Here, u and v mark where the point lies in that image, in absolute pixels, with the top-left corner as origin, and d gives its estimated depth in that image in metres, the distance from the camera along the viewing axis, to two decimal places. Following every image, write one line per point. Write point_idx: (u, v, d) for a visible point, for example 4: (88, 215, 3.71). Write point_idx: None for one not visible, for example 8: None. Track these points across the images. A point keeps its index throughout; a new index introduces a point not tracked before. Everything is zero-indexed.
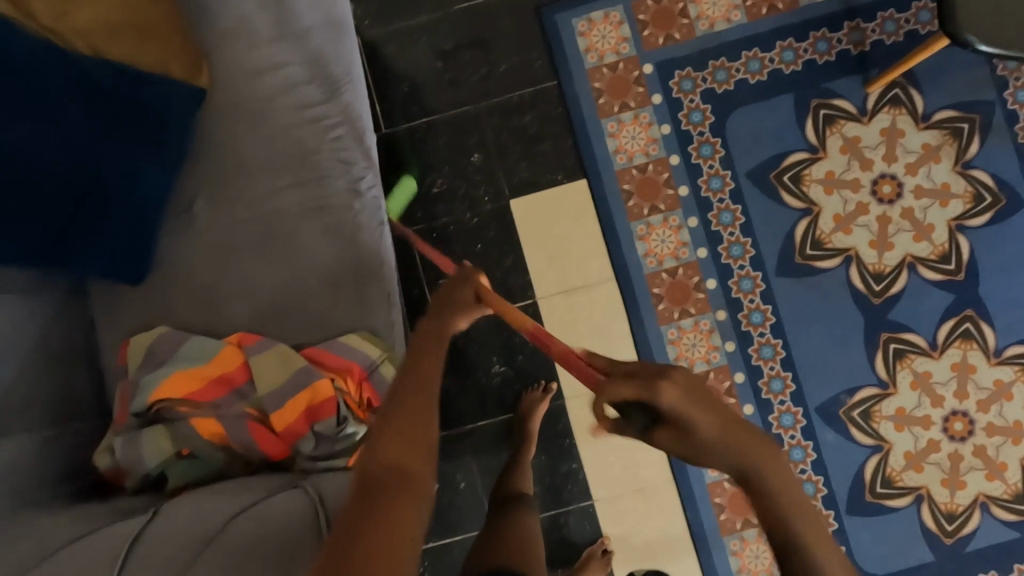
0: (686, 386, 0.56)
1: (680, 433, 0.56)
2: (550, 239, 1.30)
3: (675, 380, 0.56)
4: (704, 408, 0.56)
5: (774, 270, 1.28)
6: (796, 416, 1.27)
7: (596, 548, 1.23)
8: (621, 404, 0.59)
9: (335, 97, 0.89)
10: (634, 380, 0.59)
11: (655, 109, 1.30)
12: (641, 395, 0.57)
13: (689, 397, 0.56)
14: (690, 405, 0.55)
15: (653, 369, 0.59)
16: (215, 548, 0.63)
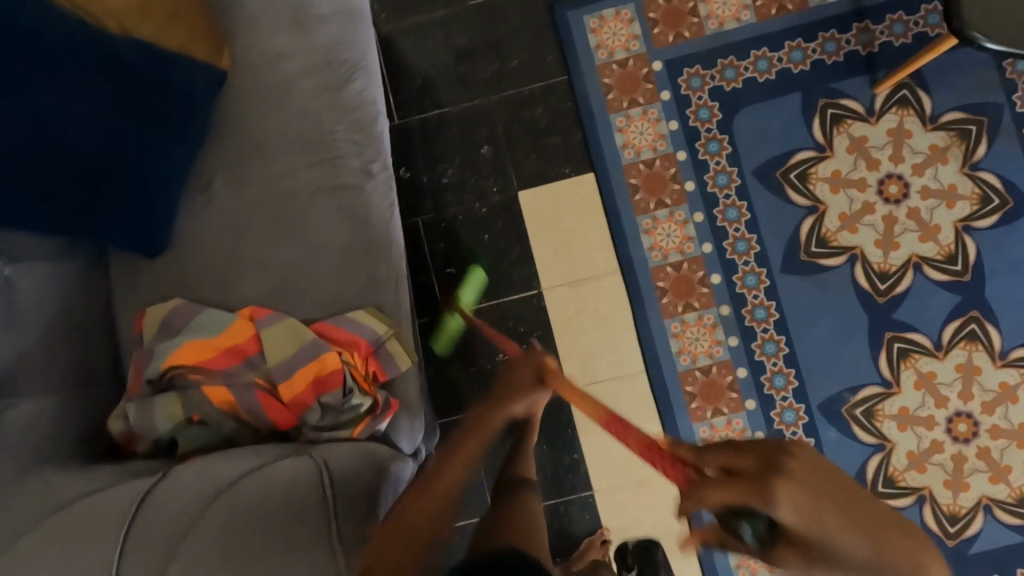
0: (809, 481, 0.43)
1: (806, 549, 0.42)
2: (556, 231, 1.32)
3: (793, 473, 0.43)
4: (839, 512, 0.42)
5: (779, 266, 1.29)
6: (798, 413, 1.27)
7: (596, 539, 1.23)
8: (722, 513, 0.44)
9: (351, 80, 0.92)
10: (740, 476, 0.44)
11: (663, 105, 1.32)
12: (753, 504, 0.43)
13: (820, 501, 0.42)
14: (819, 511, 0.42)
15: (762, 453, 0.45)
16: (225, 505, 0.65)
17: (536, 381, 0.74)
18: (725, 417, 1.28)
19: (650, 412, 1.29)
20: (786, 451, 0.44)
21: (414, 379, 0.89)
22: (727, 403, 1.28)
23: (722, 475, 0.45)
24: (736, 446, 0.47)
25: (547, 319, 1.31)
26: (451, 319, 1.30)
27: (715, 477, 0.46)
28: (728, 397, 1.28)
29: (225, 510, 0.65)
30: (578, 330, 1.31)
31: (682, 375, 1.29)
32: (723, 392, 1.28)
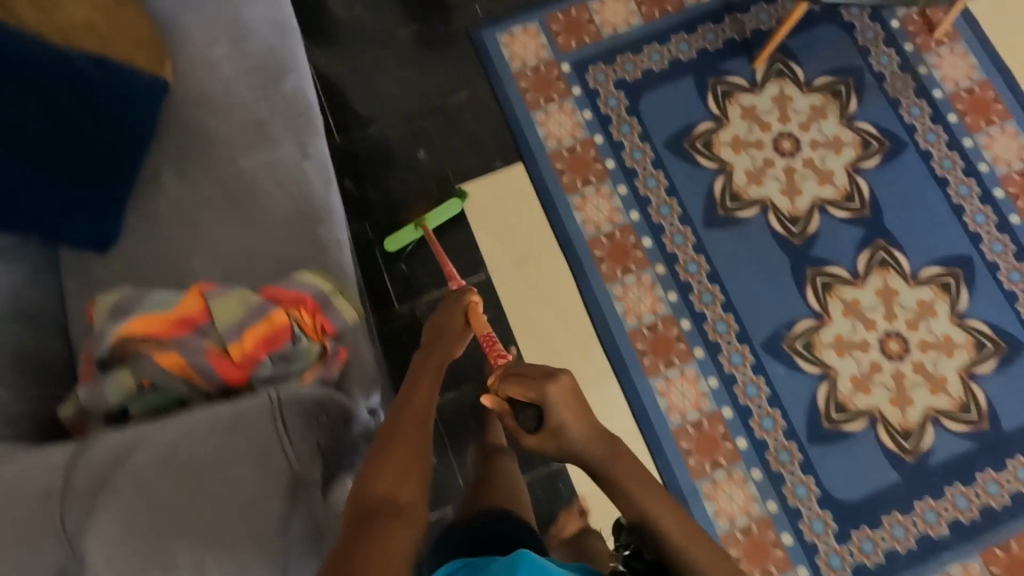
0: (564, 389, 0.67)
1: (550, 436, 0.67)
2: (494, 217, 1.42)
3: (558, 379, 0.68)
4: (575, 407, 0.67)
5: (701, 223, 1.40)
6: (744, 354, 1.34)
7: (574, 508, 1.22)
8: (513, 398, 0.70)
9: (282, 80, 1.03)
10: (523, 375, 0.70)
11: (576, 99, 1.48)
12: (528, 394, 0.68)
13: (573, 411, 0.67)
14: (567, 405, 0.67)
15: (545, 370, 0.69)
16: (154, 440, 0.67)
17: (464, 324, 0.93)
18: (678, 368, 1.34)
19: (606, 373, 1.33)
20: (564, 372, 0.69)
21: (363, 334, 0.94)
22: (677, 354, 1.34)
23: (520, 375, 0.70)
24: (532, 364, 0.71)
25: (497, 299, 1.37)
26: (409, 228, 1.37)
27: (516, 376, 0.70)
28: (677, 348, 1.34)
29: (171, 428, 0.68)
30: (527, 306, 1.37)
31: (630, 334, 1.35)
32: (672, 344, 1.35)
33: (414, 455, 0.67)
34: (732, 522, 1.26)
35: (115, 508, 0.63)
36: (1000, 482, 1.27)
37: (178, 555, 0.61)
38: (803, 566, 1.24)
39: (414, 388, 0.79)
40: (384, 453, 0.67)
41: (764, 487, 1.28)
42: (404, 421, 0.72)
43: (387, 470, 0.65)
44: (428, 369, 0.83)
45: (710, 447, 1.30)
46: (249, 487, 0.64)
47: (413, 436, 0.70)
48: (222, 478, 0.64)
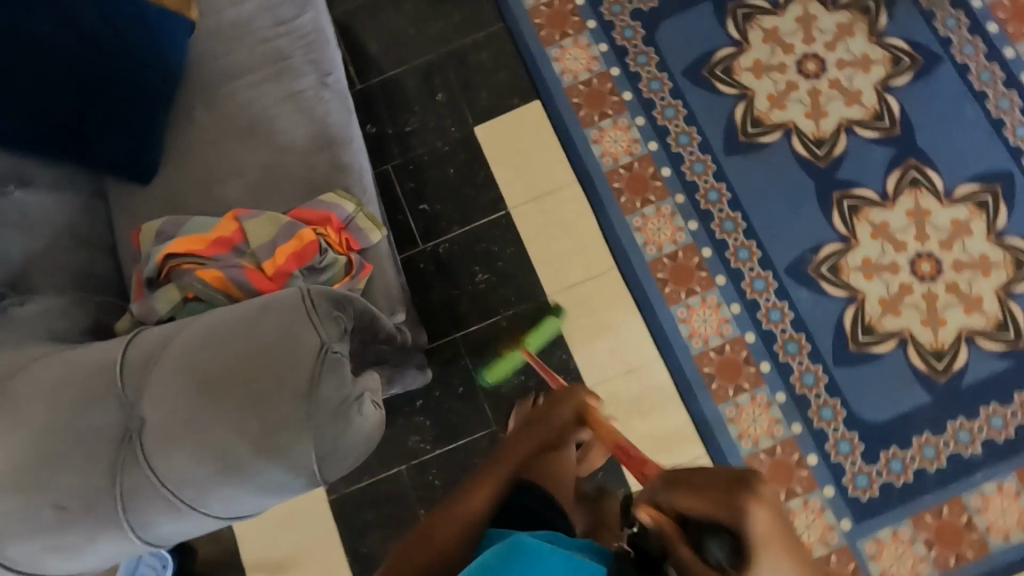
0: (771, 517, 0.50)
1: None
2: (513, 155, 1.44)
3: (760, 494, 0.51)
4: (786, 548, 0.49)
5: (721, 151, 1.38)
6: (768, 280, 1.33)
7: None
8: (694, 520, 0.54)
9: (301, 16, 1.08)
10: (709, 489, 0.54)
11: (591, 33, 1.47)
12: (726, 518, 0.51)
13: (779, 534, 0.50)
14: (780, 541, 0.49)
15: (731, 474, 0.53)
16: (196, 328, 0.75)
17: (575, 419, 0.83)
18: (699, 296, 1.34)
19: (627, 302, 1.34)
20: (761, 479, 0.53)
21: (386, 254, 0.99)
22: (699, 282, 1.34)
23: (694, 487, 0.55)
24: (705, 471, 0.56)
25: (517, 235, 1.40)
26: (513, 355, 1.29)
27: (695, 487, 0.55)
28: (698, 276, 1.34)
29: (212, 317, 0.75)
30: (548, 241, 1.39)
31: (650, 264, 1.36)
32: (693, 272, 1.35)
33: (453, 556, 0.59)
34: (756, 444, 1.27)
35: (169, 380, 0.71)
36: None
37: (222, 413, 0.69)
38: (829, 485, 1.24)
39: (470, 487, 0.67)
40: (423, 539, 0.61)
41: (790, 411, 1.28)
42: (458, 513, 0.63)
43: (423, 562, 0.59)
44: (519, 451, 0.74)
45: (734, 372, 1.30)
46: (282, 362, 0.71)
47: (463, 534, 0.61)
48: (257, 352, 0.71)
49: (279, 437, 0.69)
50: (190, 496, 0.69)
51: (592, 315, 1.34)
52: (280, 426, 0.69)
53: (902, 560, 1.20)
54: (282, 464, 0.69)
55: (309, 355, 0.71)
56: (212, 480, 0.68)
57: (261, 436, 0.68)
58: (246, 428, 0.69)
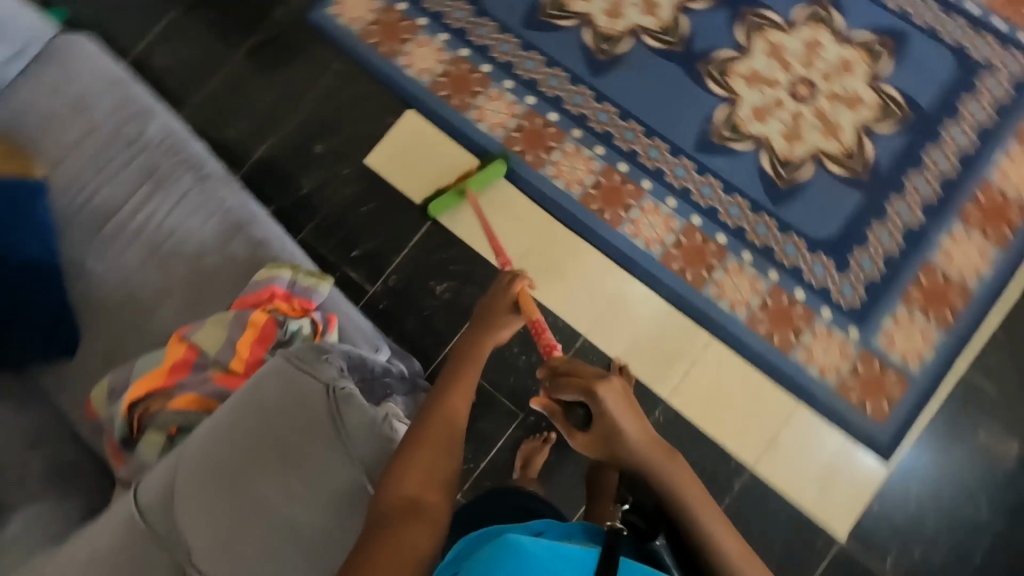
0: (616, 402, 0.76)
1: (617, 440, 0.76)
2: (412, 168, 1.45)
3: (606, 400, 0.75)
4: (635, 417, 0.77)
5: (590, 76, 1.44)
6: (685, 164, 1.40)
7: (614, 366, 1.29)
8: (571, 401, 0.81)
9: (148, 126, 1.05)
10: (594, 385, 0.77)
11: (426, 29, 1.50)
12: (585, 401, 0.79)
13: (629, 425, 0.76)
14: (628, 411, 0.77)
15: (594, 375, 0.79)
16: (196, 438, 0.77)
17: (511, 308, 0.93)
18: (637, 207, 1.39)
19: (578, 243, 1.39)
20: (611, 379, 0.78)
21: (345, 301, 0.98)
22: (630, 195, 1.39)
23: (573, 378, 0.79)
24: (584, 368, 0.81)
25: (454, 236, 1.41)
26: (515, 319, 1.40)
27: (575, 375, 0.80)
28: (627, 191, 1.39)
29: (214, 420, 0.78)
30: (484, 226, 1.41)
31: (581, 201, 1.40)
32: (621, 189, 1.40)
33: (436, 462, 0.71)
34: (749, 306, 1.34)
35: (200, 494, 0.73)
36: (945, 152, 1.36)
37: (260, 490, 0.72)
38: (825, 308, 1.32)
39: (446, 393, 0.78)
40: (410, 462, 0.70)
41: (761, 263, 1.35)
42: (430, 443, 0.72)
43: (413, 476, 0.69)
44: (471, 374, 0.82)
45: (699, 256, 1.36)
46: (301, 424, 0.75)
47: (440, 446, 0.72)
48: (268, 420, 0.75)
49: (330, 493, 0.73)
50: None
51: (555, 271, 1.38)
52: (323, 473, 0.74)
53: (912, 336, 1.30)
54: (336, 513, 0.73)
55: (323, 407, 0.76)
56: (281, 562, 0.71)
57: (308, 490, 0.73)
58: (294, 497, 0.72)
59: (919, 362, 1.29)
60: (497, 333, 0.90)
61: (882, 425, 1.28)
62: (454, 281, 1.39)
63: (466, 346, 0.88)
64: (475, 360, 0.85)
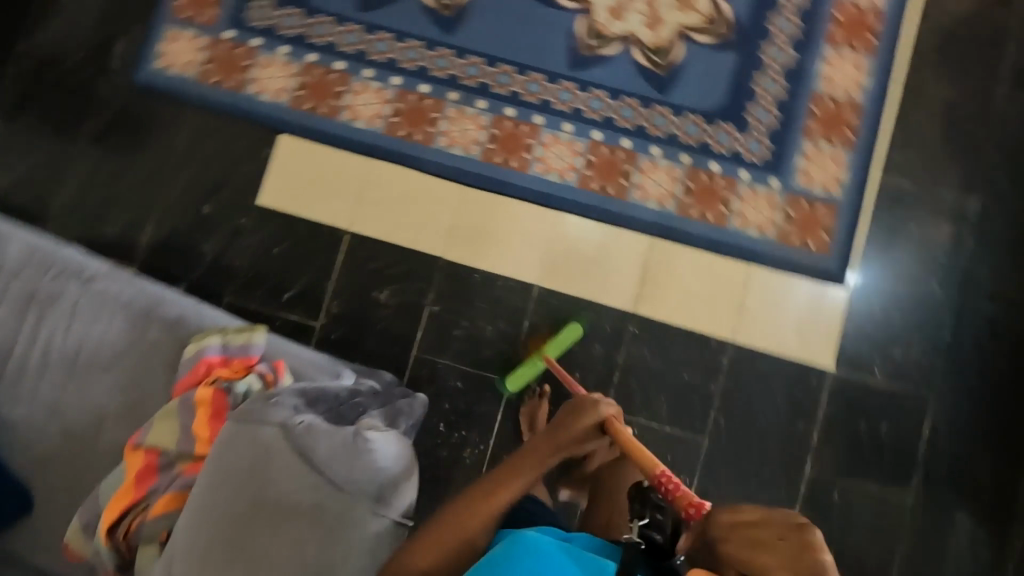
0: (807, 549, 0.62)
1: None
2: (308, 191, 1.40)
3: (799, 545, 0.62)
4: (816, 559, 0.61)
5: (445, 35, 1.40)
6: (567, 87, 1.39)
7: None
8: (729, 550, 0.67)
9: (7, 251, 0.96)
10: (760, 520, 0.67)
11: (263, 48, 1.41)
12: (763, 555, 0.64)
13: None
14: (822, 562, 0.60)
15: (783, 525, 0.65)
16: (182, 528, 0.78)
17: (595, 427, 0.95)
18: (538, 144, 1.38)
19: (497, 200, 1.38)
20: (813, 528, 0.64)
21: (286, 342, 0.94)
22: (528, 136, 1.38)
23: (741, 527, 0.67)
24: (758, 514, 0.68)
25: (377, 241, 1.38)
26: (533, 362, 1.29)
27: (759, 537, 0.65)
28: (523, 132, 1.38)
29: (195, 505, 0.78)
30: (401, 219, 1.38)
31: (484, 158, 1.37)
32: (517, 133, 1.38)
33: (460, 537, 0.79)
34: (675, 196, 1.36)
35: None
36: None
37: (268, 545, 0.76)
38: (742, 171, 1.36)
39: (504, 482, 0.84)
40: (429, 541, 0.79)
41: (671, 153, 1.37)
42: (458, 526, 0.80)
43: (428, 557, 0.78)
44: (523, 474, 0.85)
45: (613, 169, 1.37)
46: (290, 478, 0.79)
47: (465, 528, 0.80)
48: (250, 480, 0.78)
49: (337, 529, 0.78)
50: None
51: (486, 235, 1.37)
52: (323, 507, 0.79)
53: (826, 165, 1.36)
54: (348, 535, 0.78)
55: (310, 459, 0.80)
56: None
57: (314, 527, 0.77)
58: (303, 545, 0.76)
59: (840, 186, 1.35)
60: (569, 442, 0.92)
61: (829, 254, 1.34)
62: (395, 282, 1.37)
63: (537, 442, 0.91)
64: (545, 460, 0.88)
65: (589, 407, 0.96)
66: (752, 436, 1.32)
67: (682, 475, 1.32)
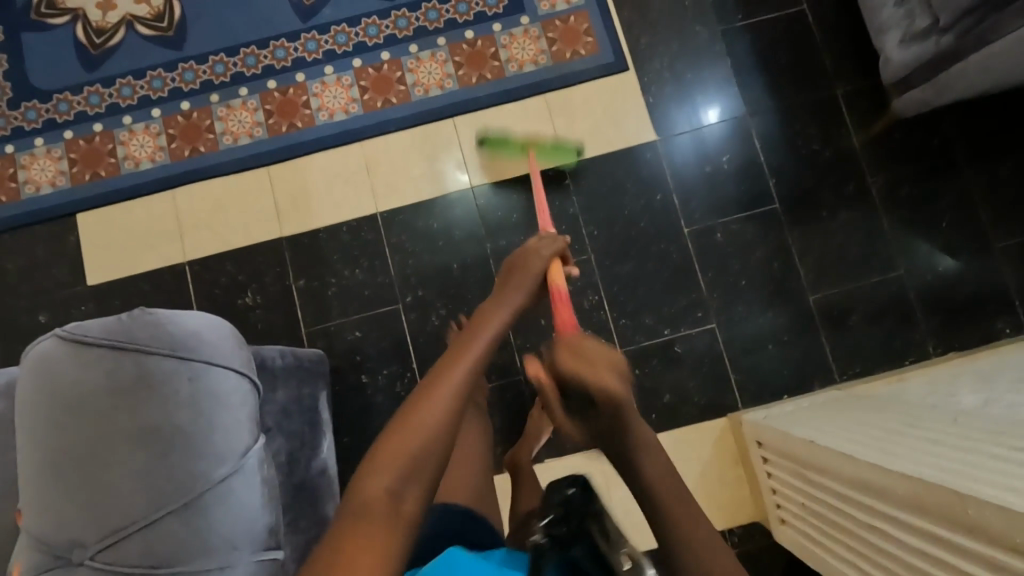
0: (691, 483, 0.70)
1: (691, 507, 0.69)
2: (127, 246, 1.38)
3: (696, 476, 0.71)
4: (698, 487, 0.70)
5: (179, 53, 1.43)
6: (310, 36, 1.44)
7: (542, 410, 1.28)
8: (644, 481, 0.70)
9: None
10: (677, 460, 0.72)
11: (20, 150, 1.40)
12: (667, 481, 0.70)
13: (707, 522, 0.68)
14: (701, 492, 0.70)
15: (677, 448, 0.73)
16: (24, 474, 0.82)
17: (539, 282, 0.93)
18: (311, 97, 1.42)
19: (302, 161, 1.40)
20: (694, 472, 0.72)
21: None
22: (299, 96, 1.42)
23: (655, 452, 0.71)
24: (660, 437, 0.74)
25: (217, 255, 1.37)
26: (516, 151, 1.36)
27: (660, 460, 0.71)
28: (293, 94, 1.42)
29: (28, 436, 0.82)
30: (227, 222, 1.38)
31: (272, 132, 1.41)
32: (290, 98, 1.42)
33: (435, 426, 0.64)
34: (451, 75, 1.43)
35: (58, 487, 0.80)
36: None
37: (95, 432, 0.81)
38: (493, 25, 1.44)
39: (451, 365, 0.69)
40: (395, 439, 0.63)
41: (427, 42, 1.44)
42: (437, 402, 0.65)
43: (397, 466, 0.61)
44: (479, 345, 0.73)
45: (386, 82, 1.42)
46: (87, 366, 0.83)
47: (447, 408, 0.65)
48: (47, 396, 0.82)
49: (159, 383, 0.83)
50: (168, 480, 0.80)
51: (308, 196, 1.39)
52: (121, 375, 0.83)
53: None
54: (159, 388, 0.83)
55: (97, 343, 0.83)
56: (160, 451, 0.81)
57: (123, 395, 0.82)
58: (140, 412, 0.82)
59: None
60: (513, 301, 0.84)
61: (600, 52, 1.44)
62: (252, 280, 1.36)
63: (484, 309, 0.80)
64: (497, 321, 0.78)
65: (529, 263, 0.93)
66: (627, 229, 1.38)
67: (590, 295, 1.36)
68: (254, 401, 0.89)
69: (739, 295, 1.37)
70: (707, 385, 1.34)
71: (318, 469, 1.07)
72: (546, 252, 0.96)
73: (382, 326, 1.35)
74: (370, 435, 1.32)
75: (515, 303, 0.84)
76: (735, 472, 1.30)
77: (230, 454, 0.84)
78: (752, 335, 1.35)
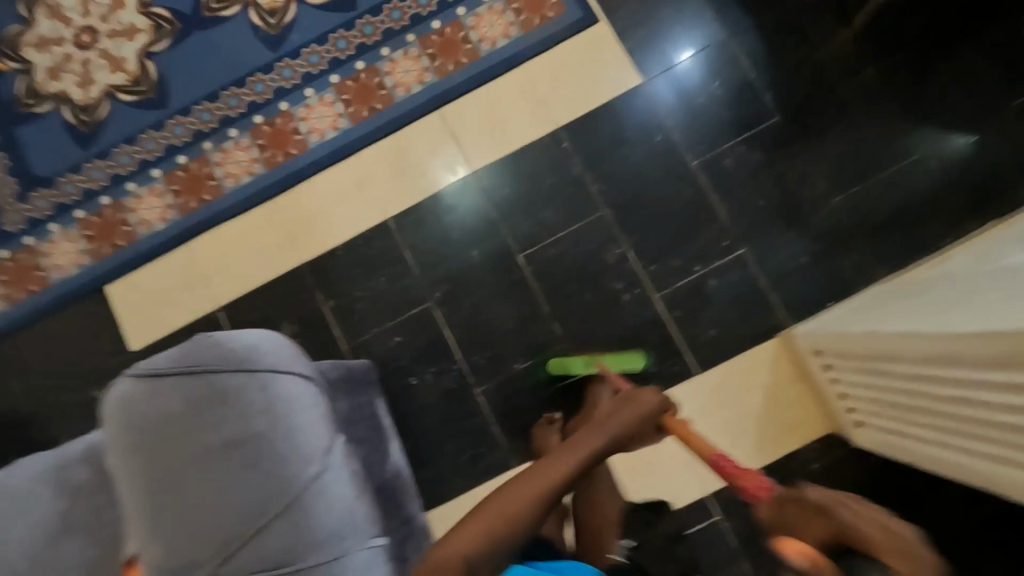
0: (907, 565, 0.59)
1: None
2: (159, 305, 1.41)
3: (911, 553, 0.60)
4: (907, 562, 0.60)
5: (165, 112, 1.45)
6: (284, 64, 1.45)
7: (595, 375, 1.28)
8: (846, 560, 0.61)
9: None
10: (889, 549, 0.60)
11: (39, 239, 1.44)
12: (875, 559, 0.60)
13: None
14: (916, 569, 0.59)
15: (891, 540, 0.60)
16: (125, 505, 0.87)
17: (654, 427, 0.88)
18: (299, 123, 1.44)
19: (305, 186, 1.42)
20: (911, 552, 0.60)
21: None
22: (288, 125, 1.44)
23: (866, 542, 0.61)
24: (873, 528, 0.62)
25: (246, 295, 1.40)
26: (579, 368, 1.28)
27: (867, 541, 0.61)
28: (281, 123, 1.44)
29: (122, 469, 0.86)
30: (247, 260, 1.41)
31: (269, 164, 1.43)
32: (278, 128, 1.44)
33: (514, 514, 0.73)
34: (428, 68, 1.43)
35: (159, 511, 0.84)
36: None
37: (182, 451, 0.85)
38: (457, 10, 1.44)
39: (540, 470, 0.77)
40: (473, 523, 0.73)
41: (398, 42, 1.44)
42: (517, 494, 0.74)
43: (468, 541, 0.71)
44: (567, 462, 0.78)
45: (368, 90, 1.44)
46: (164, 394, 0.87)
47: (522, 508, 0.73)
48: (132, 429, 0.86)
49: (232, 395, 0.87)
50: (259, 483, 0.84)
51: (318, 218, 1.41)
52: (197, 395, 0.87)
53: None
54: (234, 401, 0.86)
55: (169, 372, 0.88)
56: (245, 458, 0.85)
57: (202, 413, 0.86)
58: (222, 425, 0.86)
59: None
60: (614, 429, 0.82)
61: (568, 10, 1.43)
62: (285, 310, 1.39)
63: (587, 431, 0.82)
64: (596, 443, 0.80)
65: (639, 400, 0.87)
66: (636, 177, 1.38)
67: (614, 250, 1.36)
68: (325, 402, 0.92)
69: (762, 216, 1.35)
70: (750, 310, 1.33)
71: (392, 472, 1.11)
72: (659, 399, 0.88)
73: (418, 326, 1.36)
74: (433, 433, 1.34)
75: (617, 430, 0.83)
76: (797, 390, 1.29)
77: (315, 453, 0.86)
78: (783, 252, 1.34)
